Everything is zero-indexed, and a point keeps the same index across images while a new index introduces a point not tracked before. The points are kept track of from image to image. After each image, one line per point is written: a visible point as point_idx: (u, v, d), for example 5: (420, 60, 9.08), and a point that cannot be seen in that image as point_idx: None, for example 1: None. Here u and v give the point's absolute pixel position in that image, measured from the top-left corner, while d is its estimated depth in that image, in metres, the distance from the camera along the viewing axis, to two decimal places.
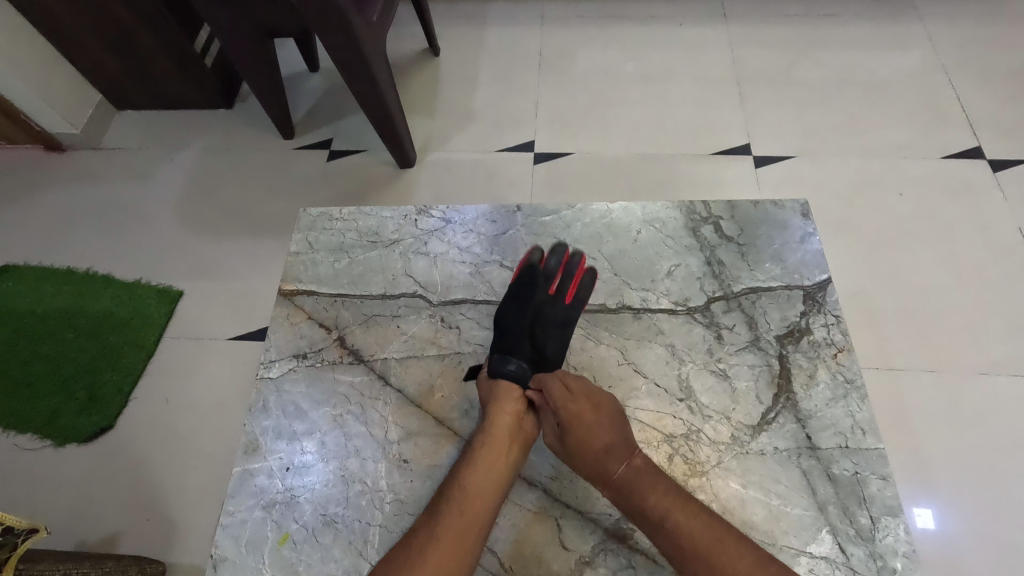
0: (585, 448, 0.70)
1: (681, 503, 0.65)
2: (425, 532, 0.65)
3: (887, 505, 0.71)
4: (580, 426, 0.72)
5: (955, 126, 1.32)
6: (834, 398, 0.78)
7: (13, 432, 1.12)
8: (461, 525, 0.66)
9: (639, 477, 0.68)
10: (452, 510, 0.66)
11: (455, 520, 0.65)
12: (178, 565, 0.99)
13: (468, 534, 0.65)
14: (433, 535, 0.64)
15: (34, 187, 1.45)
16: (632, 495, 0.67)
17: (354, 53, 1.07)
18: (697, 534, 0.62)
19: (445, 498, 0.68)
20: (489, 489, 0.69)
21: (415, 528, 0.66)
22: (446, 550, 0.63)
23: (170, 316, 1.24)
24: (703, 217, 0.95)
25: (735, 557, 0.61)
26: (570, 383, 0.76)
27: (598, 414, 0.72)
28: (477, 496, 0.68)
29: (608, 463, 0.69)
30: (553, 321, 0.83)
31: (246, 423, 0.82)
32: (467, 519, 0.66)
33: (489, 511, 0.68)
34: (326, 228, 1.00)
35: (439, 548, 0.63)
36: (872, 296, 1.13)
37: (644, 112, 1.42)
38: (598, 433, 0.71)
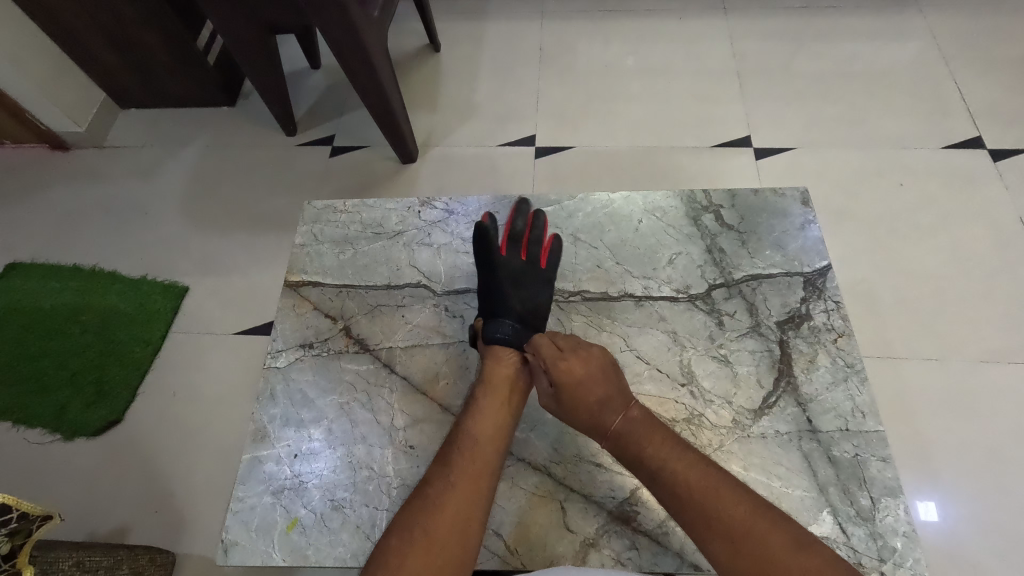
0: (579, 403, 0.71)
1: (678, 453, 0.66)
2: (440, 479, 0.66)
3: (887, 486, 0.72)
4: (572, 380, 0.72)
5: (956, 116, 1.32)
6: (835, 381, 0.79)
7: (23, 426, 1.13)
8: (474, 470, 0.67)
9: (636, 427, 0.69)
10: (464, 456, 0.68)
11: (468, 465, 0.67)
12: (186, 553, 1.01)
13: (482, 477, 0.66)
14: (450, 481, 0.65)
15: (39, 185, 1.46)
16: (630, 446, 0.68)
17: (357, 49, 1.07)
18: (691, 482, 0.63)
19: (454, 448, 0.69)
20: (495, 436, 0.71)
21: (428, 477, 0.67)
22: (463, 493, 0.64)
23: (176, 311, 1.25)
24: (704, 206, 0.96)
25: (731, 504, 0.60)
26: (560, 339, 0.77)
27: (592, 366, 0.73)
28: (486, 442, 0.69)
29: (605, 416, 0.71)
30: (532, 279, 0.85)
31: (254, 411, 0.83)
32: (480, 463, 0.67)
33: (497, 455, 0.70)
34: (331, 220, 1.01)
35: (458, 490, 0.64)
36: (872, 286, 1.13)
37: (644, 105, 1.43)
38: (593, 386, 0.72)
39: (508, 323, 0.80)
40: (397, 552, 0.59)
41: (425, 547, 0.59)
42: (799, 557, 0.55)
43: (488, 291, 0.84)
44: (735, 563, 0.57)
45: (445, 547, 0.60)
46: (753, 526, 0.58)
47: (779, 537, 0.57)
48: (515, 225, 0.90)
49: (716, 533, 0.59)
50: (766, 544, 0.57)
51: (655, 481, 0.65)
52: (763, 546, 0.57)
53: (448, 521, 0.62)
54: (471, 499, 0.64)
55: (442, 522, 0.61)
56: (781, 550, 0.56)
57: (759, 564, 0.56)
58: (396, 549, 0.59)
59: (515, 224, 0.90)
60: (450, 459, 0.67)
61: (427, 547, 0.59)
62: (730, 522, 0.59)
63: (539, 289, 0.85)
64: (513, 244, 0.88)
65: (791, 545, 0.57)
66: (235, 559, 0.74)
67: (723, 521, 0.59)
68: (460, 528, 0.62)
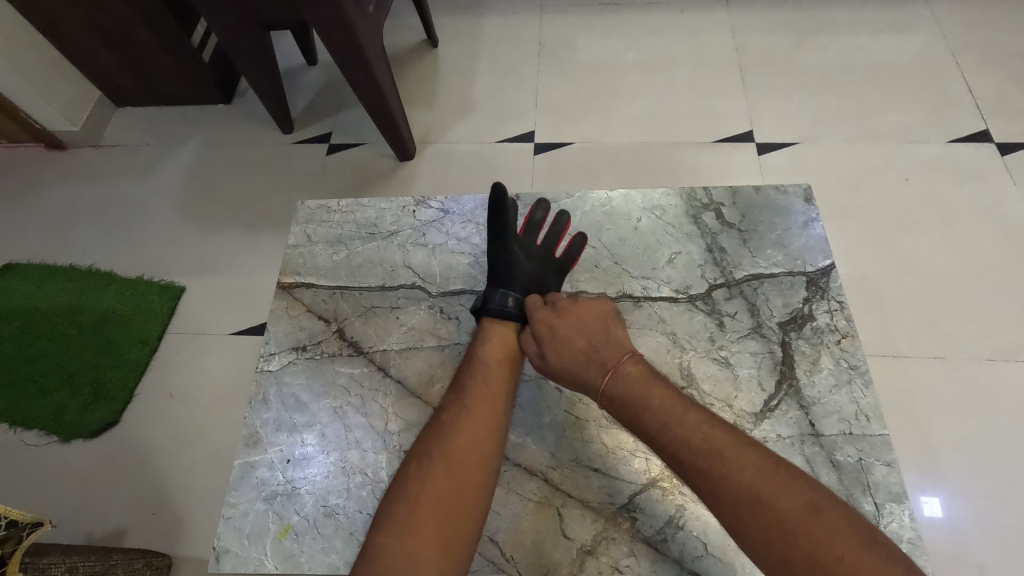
0: (563, 360, 0.73)
1: (681, 414, 0.64)
2: (455, 407, 0.70)
3: (892, 491, 0.71)
4: (558, 341, 0.74)
5: (963, 109, 1.30)
6: (838, 384, 0.77)
7: (20, 428, 1.13)
8: (489, 394, 0.71)
9: (626, 386, 0.68)
10: (479, 382, 0.72)
11: (482, 392, 0.71)
12: (182, 556, 1.00)
13: (495, 402, 0.71)
14: (465, 407, 0.69)
15: (35, 185, 1.45)
16: (624, 407, 0.68)
17: (352, 46, 1.06)
18: (699, 448, 0.61)
19: (469, 375, 0.73)
20: (503, 361, 0.75)
21: (444, 406, 0.71)
22: (477, 418, 0.68)
23: (173, 310, 1.24)
24: (704, 204, 0.94)
25: (737, 468, 0.58)
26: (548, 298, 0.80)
27: (573, 324, 0.75)
28: (496, 367, 0.74)
29: (592, 374, 0.71)
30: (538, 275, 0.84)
31: (247, 416, 0.82)
32: (493, 389, 0.72)
33: (508, 380, 0.74)
34: (325, 220, 0.99)
35: (473, 415, 0.68)
36: (878, 282, 1.11)
37: (644, 100, 1.41)
38: (575, 342, 0.73)
39: (513, 294, 0.80)
40: (417, 480, 0.63)
41: (443, 470, 0.64)
42: (813, 517, 0.53)
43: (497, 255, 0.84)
44: (745, 529, 0.56)
45: (464, 470, 0.64)
46: (763, 489, 0.56)
47: (792, 499, 0.55)
48: (535, 216, 0.89)
49: (726, 499, 0.58)
50: (776, 508, 0.55)
51: (660, 447, 0.64)
52: (770, 509, 0.55)
53: (465, 445, 0.66)
54: (485, 422, 0.68)
55: (459, 446, 0.65)
56: (792, 514, 0.54)
57: (768, 528, 0.54)
58: (417, 478, 0.63)
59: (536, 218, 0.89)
60: (463, 387, 0.72)
61: (447, 470, 0.64)
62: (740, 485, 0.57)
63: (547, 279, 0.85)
64: (530, 231, 0.88)
65: (802, 508, 0.54)
66: (227, 566, 0.73)
67: (729, 486, 0.57)
68: (478, 451, 0.66)
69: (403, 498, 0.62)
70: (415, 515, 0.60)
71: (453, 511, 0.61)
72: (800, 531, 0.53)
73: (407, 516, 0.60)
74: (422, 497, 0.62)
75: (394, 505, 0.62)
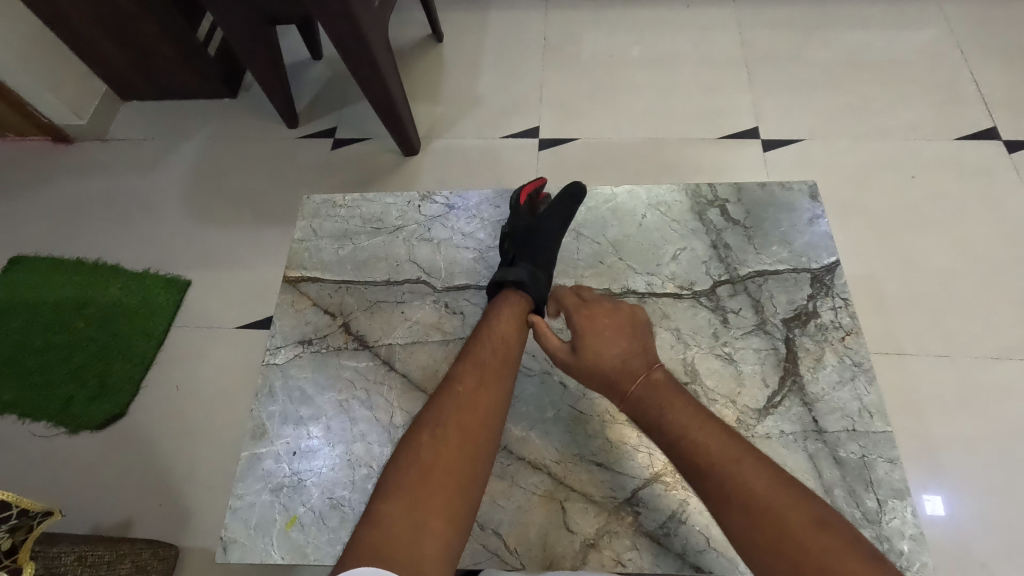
0: (596, 360, 0.70)
1: (700, 424, 0.62)
2: (469, 378, 0.68)
3: (894, 488, 0.71)
4: (595, 338, 0.71)
5: (971, 107, 1.29)
6: (841, 381, 0.77)
7: (28, 419, 1.14)
8: (500, 369, 0.71)
9: (655, 391, 0.67)
10: (493, 357, 0.72)
11: (495, 364, 0.71)
12: (188, 546, 1.01)
13: (505, 376, 0.71)
14: (480, 380, 0.69)
15: (42, 178, 1.46)
16: (650, 409, 0.66)
17: (356, 40, 1.05)
18: (714, 453, 0.59)
19: (482, 349, 0.73)
20: (517, 340, 0.75)
21: (455, 376, 0.69)
22: (489, 390, 0.68)
23: (179, 304, 1.25)
24: (710, 201, 0.94)
25: (753, 477, 0.57)
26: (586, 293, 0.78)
27: (608, 322, 0.73)
28: (510, 344, 0.74)
29: (622, 375, 0.69)
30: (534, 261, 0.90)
31: (253, 408, 0.82)
32: (505, 364, 0.72)
33: (515, 357, 0.74)
34: (330, 214, 1.00)
35: (486, 389, 0.68)
36: (883, 281, 1.11)
37: (649, 96, 1.40)
38: (609, 343, 0.71)
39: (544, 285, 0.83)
40: (432, 450, 0.61)
41: (457, 441, 0.62)
42: (823, 535, 0.51)
43: (535, 233, 0.86)
44: (754, 535, 0.53)
45: (476, 443, 0.63)
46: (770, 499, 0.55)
47: (800, 514, 0.53)
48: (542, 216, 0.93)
49: (735, 505, 0.56)
50: (787, 521, 0.53)
51: (672, 444, 0.62)
52: (781, 521, 0.53)
53: (477, 416, 0.65)
54: (497, 396, 0.68)
55: (473, 417, 0.64)
56: (804, 527, 0.52)
57: (776, 535, 0.52)
58: (431, 447, 0.61)
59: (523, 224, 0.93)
60: (478, 358, 0.71)
61: (461, 441, 0.62)
62: (748, 492, 0.56)
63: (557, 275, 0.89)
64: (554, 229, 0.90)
65: (810, 521, 0.53)
66: (234, 556, 0.74)
67: (741, 493, 0.56)
68: (490, 424, 0.65)
69: (417, 467, 0.59)
70: (426, 484, 0.58)
71: (464, 481, 0.60)
72: (808, 545, 0.51)
73: (418, 486, 0.58)
74: (435, 466, 0.59)
75: (405, 472, 0.59)
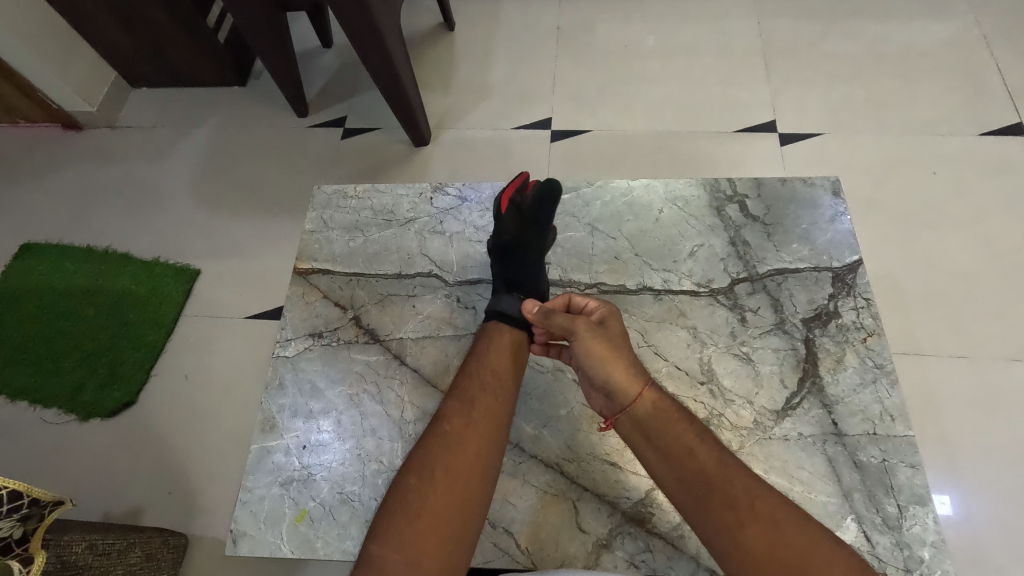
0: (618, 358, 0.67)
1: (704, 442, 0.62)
2: (458, 415, 0.66)
3: (916, 494, 0.69)
4: (589, 348, 0.68)
5: (996, 101, 1.25)
6: (862, 383, 0.76)
7: (39, 406, 1.14)
8: (491, 402, 0.68)
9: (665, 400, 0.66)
10: (478, 389, 0.69)
11: (487, 399, 0.68)
12: (197, 535, 1.01)
13: (496, 410, 0.67)
14: (469, 417, 0.66)
15: (53, 165, 1.45)
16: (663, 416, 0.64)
17: (369, 28, 1.03)
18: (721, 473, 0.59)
19: (470, 381, 0.70)
20: (507, 367, 0.72)
21: (445, 413, 0.67)
22: (478, 427, 0.65)
23: (188, 293, 1.25)
24: (728, 196, 0.92)
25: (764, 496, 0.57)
26: (586, 301, 0.74)
27: (607, 332, 0.70)
28: (501, 375, 0.71)
29: (621, 385, 0.66)
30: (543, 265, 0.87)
31: (263, 401, 0.82)
32: (497, 399, 0.68)
33: (508, 389, 0.70)
34: (340, 205, 0.98)
35: (476, 424, 0.65)
36: (902, 280, 1.09)
37: (665, 88, 1.37)
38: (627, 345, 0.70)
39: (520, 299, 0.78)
40: (422, 496, 0.60)
41: (446, 483, 0.61)
42: (834, 558, 0.52)
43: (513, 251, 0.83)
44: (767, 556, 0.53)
45: (467, 484, 0.61)
46: (783, 524, 0.55)
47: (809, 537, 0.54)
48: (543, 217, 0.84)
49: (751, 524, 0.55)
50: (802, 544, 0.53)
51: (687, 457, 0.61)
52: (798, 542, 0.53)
53: (467, 456, 0.63)
54: (487, 432, 0.65)
55: (463, 458, 0.63)
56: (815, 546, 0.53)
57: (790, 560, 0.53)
58: (422, 492, 0.60)
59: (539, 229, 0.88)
60: (467, 392, 0.68)
61: (449, 483, 0.61)
62: (765, 517, 0.55)
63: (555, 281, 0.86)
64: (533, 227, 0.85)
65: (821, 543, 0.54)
66: (244, 549, 0.74)
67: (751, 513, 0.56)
68: (482, 463, 0.63)
69: (407, 511, 0.59)
70: (420, 530, 0.58)
71: (457, 524, 0.59)
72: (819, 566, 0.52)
73: (412, 530, 0.57)
74: (425, 511, 0.59)
75: (397, 517, 0.58)
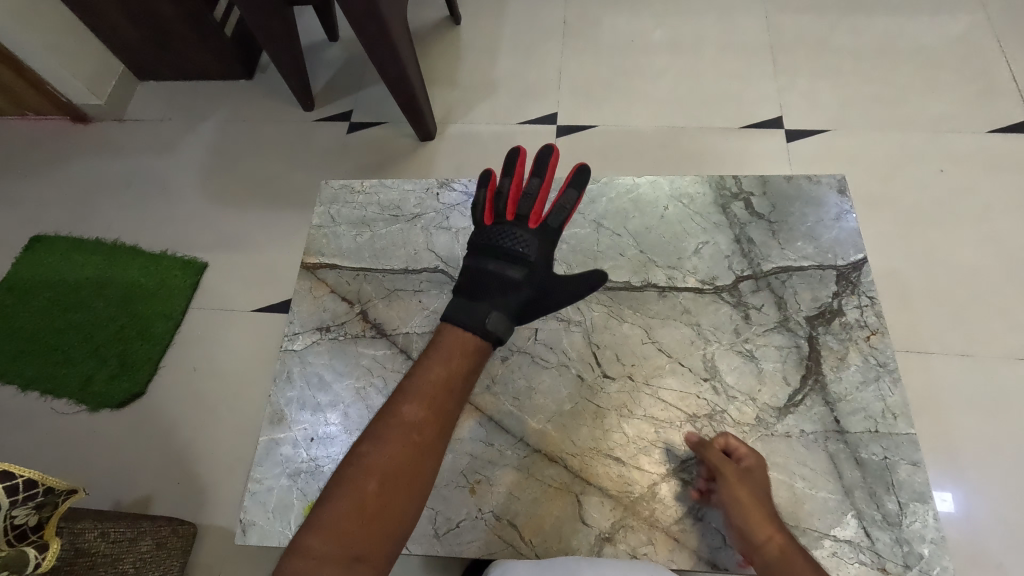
0: (744, 499, 0.65)
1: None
2: (414, 415, 0.63)
3: (916, 491, 0.70)
4: (732, 491, 0.66)
5: (1005, 97, 1.24)
6: (865, 381, 0.76)
7: (50, 396, 1.16)
8: (436, 399, 0.65)
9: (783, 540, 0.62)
10: (436, 387, 0.66)
11: (430, 396, 0.65)
12: (205, 524, 1.03)
13: (440, 407, 0.65)
14: (423, 418, 0.64)
15: (62, 157, 1.47)
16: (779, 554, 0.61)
17: (375, 22, 1.03)
18: None
19: (431, 379, 0.66)
20: (467, 368, 0.68)
21: (400, 411, 0.64)
22: (430, 429, 0.64)
23: (196, 285, 1.26)
24: (734, 193, 0.92)
25: None
26: (738, 444, 0.72)
27: (752, 479, 0.67)
28: (450, 371, 0.67)
29: (755, 529, 0.63)
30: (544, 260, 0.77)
31: (271, 394, 0.83)
32: (452, 402, 0.66)
33: (461, 385, 0.67)
34: (347, 200, 0.99)
35: (416, 421, 0.63)
36: (907, 278, 1.08)
37: (671, 83, 1.37)
38: (756, 485, 0.67)
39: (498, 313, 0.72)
40: (370, 498, 0.58)
41: (380, 479, 0.59)
42: None
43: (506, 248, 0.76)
44: None
45: (402, 481, 0.60)
46: None
47: None
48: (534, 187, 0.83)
49: None
50: None
51: None
52: None
53: (415, 458, 0.62)
54: (427, 430, 0.63)
55: (400, 454, 0.61)
56: None
57: None
58: (371, 495, 0.59)
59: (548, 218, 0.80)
60: (412, 387, 0.66)
61: (382, 480, 0.59)
62: None
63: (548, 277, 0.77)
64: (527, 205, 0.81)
65: None
66: (253, 538, 0.75)
67: None
68: (419, 461, 0.62)
69: (348, 508, 0.58)
70: (364, 530, 0.57)
71: (400, 525, 0.59)
72: None
73: (358, 530, 0.57)
74: (356, 506, 0.58)
75: (342, 515, 0.57)
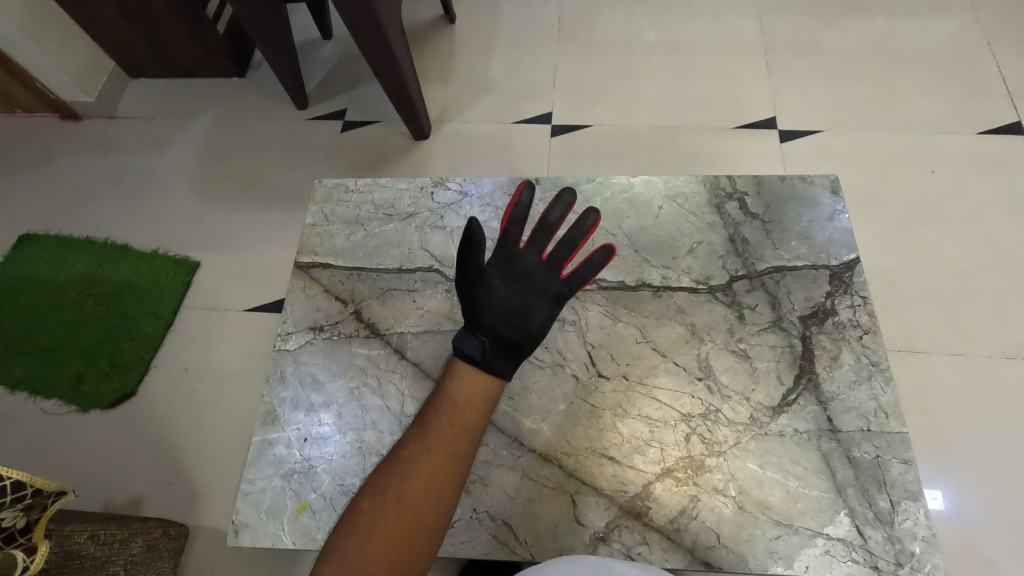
0: None
1: None
2: (416, 442, 0.63)
3: (908, 490, 0.71)
4: None
5: (994, 99, 1.25)
6: (858, 380, 0.77)
7: (39, 397, 1.15)
8: (452, 434, 0.64)
9: None
10: (449, 423, 0.65)
11: (445, 430, 0.64)
12: (196, 526, 1.02)
13: (457, 440, 0.64)
14: (425, 444, 0.63)
15: (51, 155, 1.45)
16: None
17: (370, 20, 1.03)
18: None
19: (436, 412, 0.66)
20: (480, 406, 0.67)
21: (405, 439, 0.65)
22: (440, 462, 0.62)
23: (188, 285, 1.25)
24: (728, 193, 0.93)
25: None
26: None
27: None
28: (465, 405, 0.66)
29: None
30: (541, 286, 0.76)
31: (264, 394, 0.82)
32: (458, 430, 0.65)
33: (475, 420, 0.66)
34: (341, 199, 0.98)
35: (430, 454, 0.62)
36: (899, 278, 1.09)
37: (665, 84, 1.37)
38: None
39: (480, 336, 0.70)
40: (366, 517, 0.58)
41: (398, 510, 0.58)
42: None
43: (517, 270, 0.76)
44: None
45: (418, 513, 0.59)
46: None
47: None
48: (549, 216, 0.79)
49: None
50: None
51: None
52: None
53: (424, 489, 0.60)
54: (442, 464, 0.62)
55: (415, 486, 0.60)
56: None
57: None
58: (368, 514, 0.58)
59: (548, 214, 0.79)
60: (426, 422, 0.65)
61: (399, 512, 0.58)
62: None
63: (538, 307, 0.74)
64: (541, 233, 0.79)
65: None
66: (246, 539, 0.75)
67: None
68: (434, 494, 0.60)
69: (364, 538, 0.56)
70: (363, 549, 0.56)
71: (404, 550, 0.57)
72: None
73: (356, 551, 0.56)
74: (374, 534, 0.57)
75: (342, 536, 0.57)
